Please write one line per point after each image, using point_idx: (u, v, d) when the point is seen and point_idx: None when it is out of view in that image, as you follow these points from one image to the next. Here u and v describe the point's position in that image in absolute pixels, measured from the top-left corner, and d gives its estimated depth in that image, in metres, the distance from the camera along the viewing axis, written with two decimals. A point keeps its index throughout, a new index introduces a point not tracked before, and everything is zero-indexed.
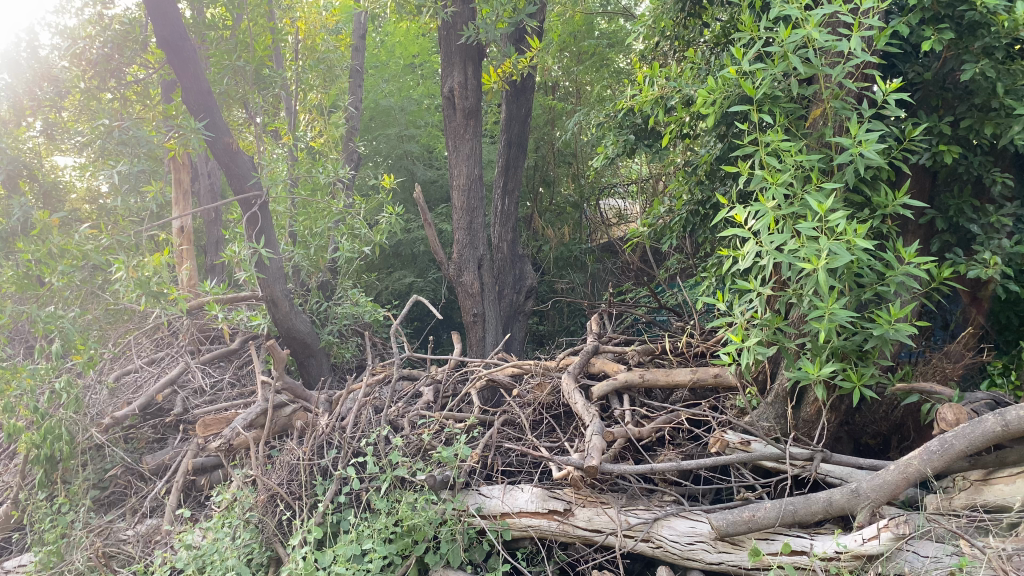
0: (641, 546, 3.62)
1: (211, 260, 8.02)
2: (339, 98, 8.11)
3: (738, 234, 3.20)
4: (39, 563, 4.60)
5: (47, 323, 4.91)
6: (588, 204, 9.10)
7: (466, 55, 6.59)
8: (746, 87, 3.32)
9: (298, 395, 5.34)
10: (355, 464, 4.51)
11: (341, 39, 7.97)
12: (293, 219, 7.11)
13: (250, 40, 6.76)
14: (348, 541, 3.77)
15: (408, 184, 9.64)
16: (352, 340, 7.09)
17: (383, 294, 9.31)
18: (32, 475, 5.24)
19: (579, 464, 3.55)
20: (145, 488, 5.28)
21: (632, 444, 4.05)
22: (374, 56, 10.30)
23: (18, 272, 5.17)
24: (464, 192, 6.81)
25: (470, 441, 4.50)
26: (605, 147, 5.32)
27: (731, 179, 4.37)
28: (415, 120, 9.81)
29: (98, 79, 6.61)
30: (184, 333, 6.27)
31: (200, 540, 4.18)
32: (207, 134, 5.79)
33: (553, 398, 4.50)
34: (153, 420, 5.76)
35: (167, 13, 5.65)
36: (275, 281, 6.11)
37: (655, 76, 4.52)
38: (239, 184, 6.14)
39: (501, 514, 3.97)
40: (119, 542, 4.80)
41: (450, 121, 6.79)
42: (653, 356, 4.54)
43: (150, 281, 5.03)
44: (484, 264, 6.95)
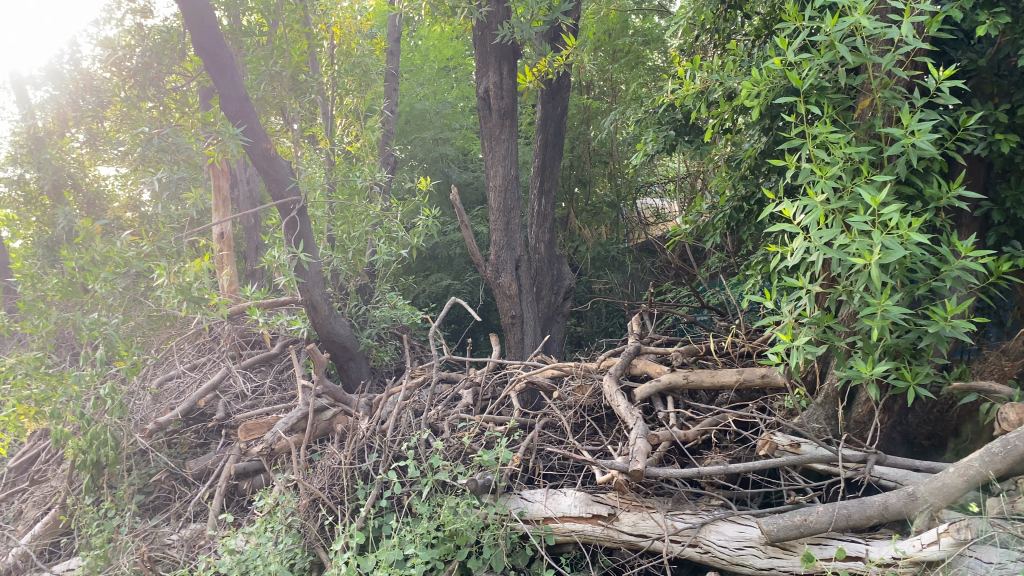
0: (689, 552, 3.53)
1: (252, 265, 8.09)
2: (374, 102, 8.13)
3: (786, 229, 3.11)
4: (87, 567, 4.67)
5: (92, 329, 4.98)
6: (625, 203, 9.05)
7: (501, 55, 6.55)
8: (792, 79, 3.23)
9: (339, 398, 5.35)
10: (396, 468, 4.48)
11: (376, 43, 7.98)
12: (331, 223, 7.13)
13: (286, 46, 6.84)
14: (389, 546, 3.75)
15: (444, 187, 9.64)
16: (391, 343, 7.10)
17: (421, 296, 9.31)
18: (79, 481, 5.31)
19: (624, 468, 3.47)
20: (188, 493, 5.31)
21: (677, 447, 3.97)
22: (408, 59, 10.32)
23: (63, 280, 5.25)
24: (501, 193, 6.74)
25: (511, 444, 4.45)
26: (644, 144, 5.26)
27: (776, 174, 4.27)
28: (450, 122, 9.82)
29: (138, 88, 6.71)
30: (225, 338, 6.32)
31: (243, 545, 4.19)
32: (245, 140, 5.81)
33: (595, 400, 4.42)
34: (196, 425, 5.82)
35: (204, 21, 5.69)
36: (314, 285, 6.12)
37: (696, 69, 4.42)
38: (278, 189, 6.16)
39: (544, 519, 3.90)
40: (164, 546, 4.82)
41: (486, 122, 6.75)
42: (698, 357, 4.45)
43: (192, 287, 5.06)
44: (522, 265, 6.88)
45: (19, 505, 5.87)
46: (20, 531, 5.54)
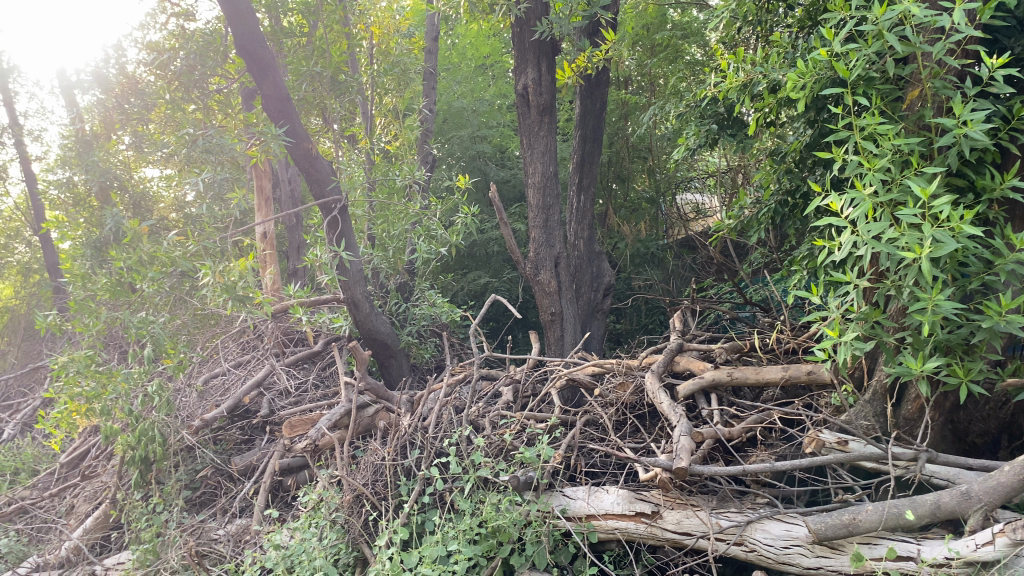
0: (734, 550, 3.49)
1: (294, 264, 8.18)
2: (413, 101, 8.17)
3: (833, 223, 3.05)
4: (136, 560, 4.73)
5: (139, 328, 5.08)
6: (664, 199, 9.07)
7: (540, 51, 6.52)
8: (840, 70, 3.17)
9: (380, 395, 5.38)
10: (438, 464, 4.50)
11: (414, 42, 8.01)
12: (371, 222, 7.19)
13: (326, 46, 7.02)
14: (432, 543, 3.76)
15: (482, 185, 9.64)
16: (430, 341, 7.14)
17: (460, 294, 9.35)
18: (129, 476, 5.43)
19: (668, 466, 3.43)
20: (234, 489, 5.39)
21: (722, 445, 3.92)
22: (446, 58, 10.39)
23: (112, 279, 5.37)
24: (540, 189, 6.73)
25: (552, 441, 4.44)
26: (685, 138, 5.21)
27: (822, 167, 4.20)
28: (487, 120, 9.83)
29: (183, 90, 6.82)
30: (269, 336, 6.42)
31: (288, 540, 4.24)
32: (287, 140, 5.87)
33: (637, 397, 4.39)
34: (241, 422, 5.92)
35: (246, 21, 5.74)
36: (356, 283, 6.17)
37: (739, 62, 4.36)
38: (320, 189, 6.22)
39: (586, 516, 3.89)
40: (211, 541, 4.90)
41: (525, 119, 6.74)
42: (741, 354, 4.40)
43: (237, 286, 5.13)
44: (561, 262, 6.86)
45: (71, 500, 6.05)
46: (72, 525, 5.67)
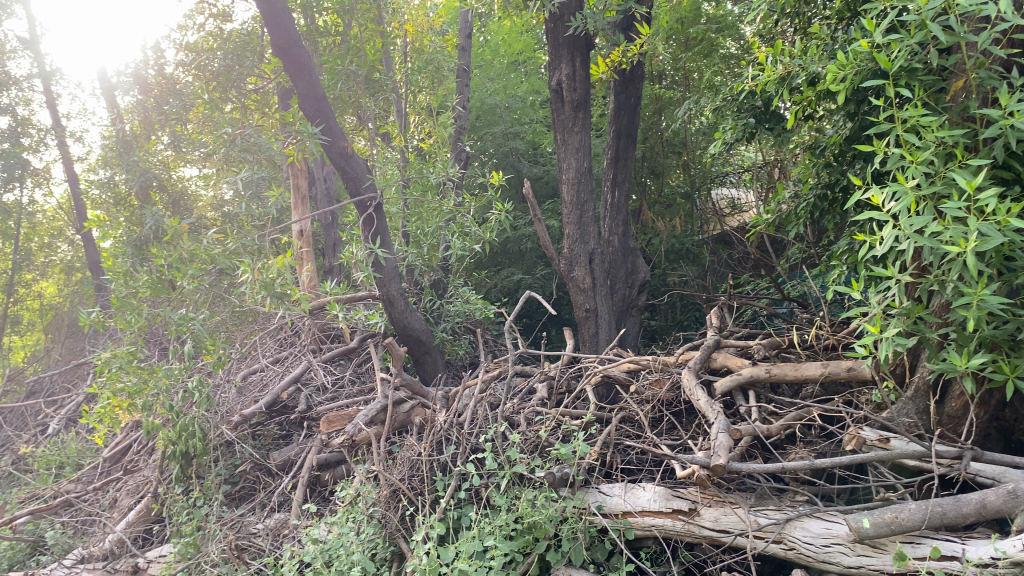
0: (773, 548, 3.46)
1: (330, 261, 8.26)
2: (446, 98, 8.19)
3: (874, 217, 3.00)
4: (177, 553, 4.82)
5: (180, 324, 5.15)
6: (700, 194, 9.02)
7: (574, 46, 6.51)
8: (881, 61, 3.11)
9: (416, 392, 5.40)
10: (474, 460, 4.52)
11: (448, 39, 8.04)
12: (405, 219, 7.23)
13: (361, 45, 7.08)
14: (469, 538, 3.77)
15: (516, 181, 9.64)
16: (465, 337, 7.16)
17: (494, 291, 9.36)
18: (170, 471, 5.54)
19: (705, 463, 3.41)
20: (272, 484, 5.46)
21: (760, 442, 3.89)
22: (478, 55, 10.41)
23: (153, 276, 5.46)
24: (574, 185, 6.70)
25: (588, 438, 4.43)
26: (722, 133, 5.16)
27: (863, 160, 4.14)
28: (520, 117, 9.82)
29: (221, 90, 6.90)
30: (306, 333, 6.49)
31: (326, 534, 4.29)
32: (323, 138, 5.91)
33: (673, 394, 4.36)
34: (279, 417, 6.00)
35: (283, 21, 5.78)
36: (391, 280, 6.21)
37: (777, 55, 4.30)
38: (355, 187, 6.26)
39: (623, 513, 3.87)
40: (251, 535, 4.96)
41: (559, 115, 6.72)
42: (780, 351, 4.35)
43: (275, 283, 5.17)
44: (596, 258, 6.83)
45: (114, 494, 6.18)
46: (115, 518, 5.78)
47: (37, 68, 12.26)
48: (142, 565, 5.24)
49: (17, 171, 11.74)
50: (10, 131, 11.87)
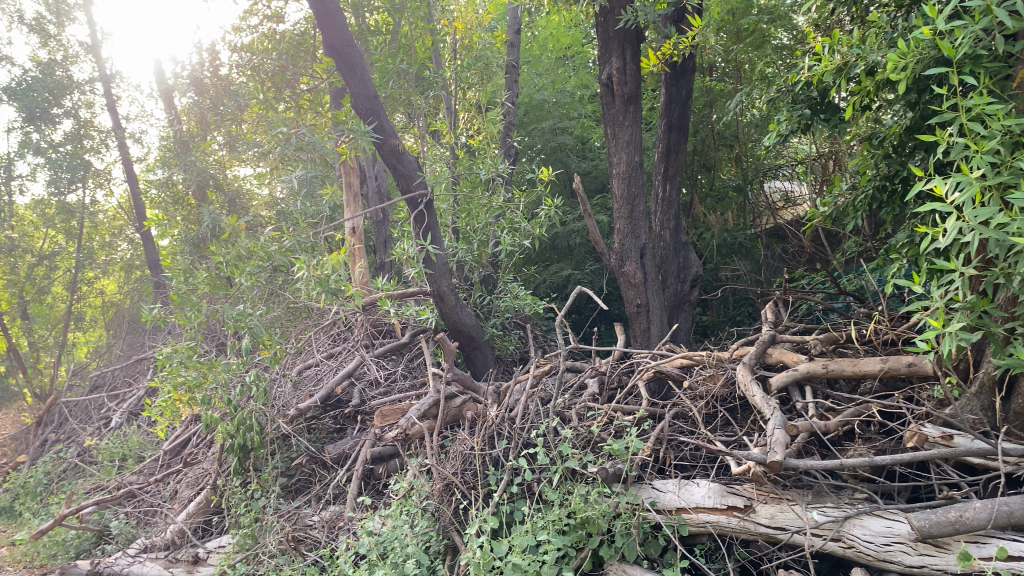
0: (831, 546, 3.40)
1: (381, 258, 8.36)
2: (496, 94, 8.20)
3: (937, 209, 2.92)
4: (237, 544, 5.00)
5: (237, 321, 5.26)
6: (752, 186, 8.79)
7: (624, 40, 6.47)
8: (945, 49, 3.04)
9: (468, 386, 5.43)
10: (526, 455, 4.52)
11: (497, 35, 8.06)
12: (455, 215, 7.27)
13: (411, 44, 7.15)
14: (522, 533, 3.78)
15: (565, 176, 9.61)
16: (514, 333, 7.19)
17: (543, 286, 9.34)
18: (228, 463, 5.70)
19: (761, 459, 3.38)
20: (328, 476, 5.55)
21: (817, 439, 3.83)
22: (526, 50, 10.40)
23: (212, 273, 5.58)
24: (625, 179, 6.66)
25: (641, 434, 4.41)
26: (776, 124, 5.07)
27: (924, 151, 4.04)
28: (569, 112, 9.78)
29: (275, 90, 7.03)
30: (359, 328, 6.59)
31: (380, 527, 4.37)
32: (375, 136, 5.97)
33: (727, 390, 4.31)
34: (333, 412, 6.11)
35: (335, 21, 5.86)
36: (441, 275, 6.26)
37: (835, 44, 4.21)
38: (407, 184, 6.31)
39: (676, 509, 3.85)
40: (307, 527, 5.05)
41: (609, 109, 6.69)
42: (837, 346, 4.27)
43: (330, 279, 5.22)
44: (647, 252, 6.78)
45: (175, 486, 6.34)
46: (176, 509, 5.95)
47: (97, 72, 12.60)
48: (202, 555, 5.36)
49: (80, 171, 12.09)
50: (74, 133, 12.24)
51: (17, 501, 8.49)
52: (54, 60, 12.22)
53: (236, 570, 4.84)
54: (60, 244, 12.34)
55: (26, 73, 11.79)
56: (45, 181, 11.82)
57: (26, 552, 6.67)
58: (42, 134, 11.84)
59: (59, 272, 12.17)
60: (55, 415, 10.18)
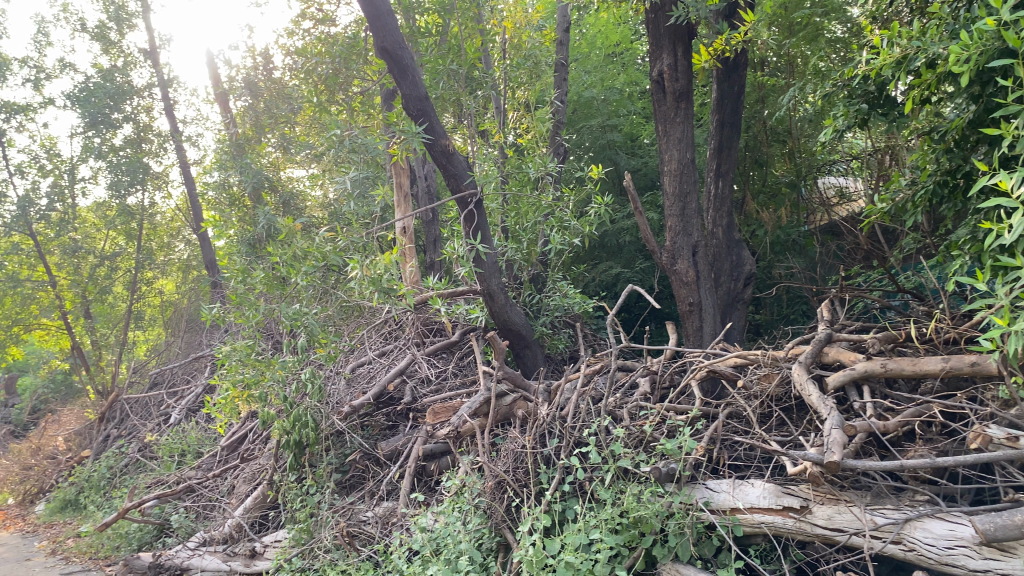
0: (891, 549, 3.34)
1: (431, 257, 8.43)
2: (545, 93, 8.22)
3: (1002, 203, 2.85)
4: (292, 538, 5.10)
5: (294, 319, 5.36)
6: (805, 183, 8.66)
7: (675, 36, 6.45)
8: (1011, 39, 2.97)
9: (518, 384, 5.38)
10: (578, 454, 4.52)
11: (546, 34, 8.08)
12: (505, 215, 7.30)
13: (461, 45, 7.21)
14: (575, 531, 3.79)
15: (614, 174, 9.56)
16: (564, 331, 7.18)
17: (592, 284, 9.30)
18: (284, 459, 5.83)
19: (819, 460, 3.33)
20: (381, 473, 5.62)
21: (876, 439, 3.76)
22: (575, 49, 10.38)
23: (269, 273, 5.69)
24: (676, 177, 6.61)
25: (694, 433, 4.38)
26: (832, 120, 4.99)
27: (988, 145, 3.94)
28: (618, 109, 9.73)
29: (328, 92, 7.13)
30: (410, 327, 6.66)
31: (433, 523, 4.44)
32: (426, 137, 6.02)
33: (783, 389, 4.25)
34: (386, 409, 6.20)
35: (386, 23, 5.93)
36: (491, 274, 6.29)
37: (893, 37, 4.13)
38: (456, 184, 6.35)
39: (731, 509, 3.81)
40: (361, 522, 5.12)
41: (660, 105, 6.65)
42: (896, 345, 4.19)
43: (382, 278, 5.29)
44: (699, 250, 6.71)
45: (232, 481, 6.49)
46: (234, 504, 6.09)
47: (156, 77, 12.95)
48: (259, 549, 5.47)
49: (140, 174, 12.33)
50: (133, 137, 12.60)
51: (81, 494, 8.79)
52: (116, 66, 12.59)
53: (293, 564, 4.96)
54: (121, 245, 12.71)
55: (88, 80, 12.19)
56: (107, 184, 12.15)
57: (91, 543, 6.90)
58: (103, 138, 12.21)
59: (120, 273, 12.48)
60: (117, 411, 10.49)
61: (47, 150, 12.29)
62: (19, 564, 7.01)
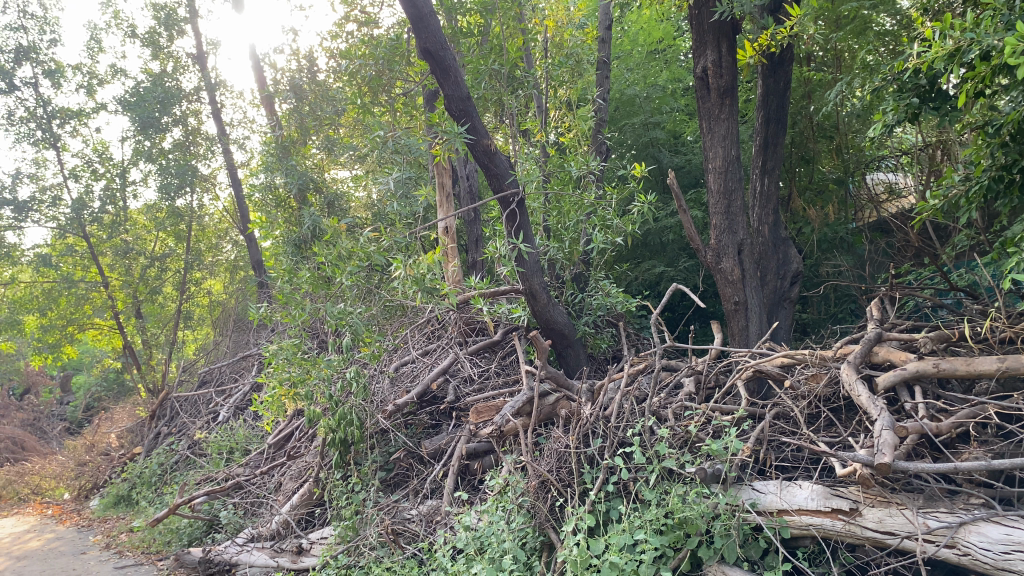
0: (945, 553, 3.26)
1: (473, 256, 8.46)
2: (587, 91, 8.17)
3: None
4: (338, 535, 5.17)
5: (339, 319, 5.42)
6: (853, 179, 8.51)
7: (720, 32, 6.40)
8: None
9: (561, 384, 5.44)
10: (621, 454, 4.49)
11: (588, 32, 8.05)
12: (546, 214, 7.29)
13: (503, 44, 7.21)
14: (619, 532, 3.77)
15: (658, 172, 9.49)
16: (607, 331, 7.15)
17: (635, 283, 9.25)
18: (329, 456, 5.90)
19: (869, 461, 3.27)
20: (425, 471, 5.65)
21: (928, 441, 3.68)
22: (617, 46, 10.33)
23: (315, 273, 5.78)
24: (721, 174, 6.54)
25: (740, 433, 4.33)
26: (882, 115, 4.89)
27: None
28: (660, 106, 9.65)
29: (371, 93, 7.19)
30: (453, 326, 6.67)
31: (477, 522, 4.47)
32: (468, 138, 6.04)
33: (831, 389, 4.18)
34: (429, 407, 6.26)
35: (429, 24, 5.96)
36: (534, 274, 6.29)
37: (946, 29, 4.04)
38: (498, 184, 6.37)
39: (778, 511, 3.75)
40: (406, 520, 5.16)
41: (705, 102, 6.60)
42: (950, 344, 4.10)
43: (426, 278, 5.31)
44: (744, 248, 6.62)
45: (279, 479, 6.57)
46: (281, 501, 6.18)
47: (203, 81, 13.19)
48: (306, 546, 5.54)
49: (189, 176, 12.54)
50: (181, 141, 12.87)
51: (134, 490, 9.01)
52: (165, 71, 12.88)
53: (338, 561, 5.02)
54: (171, 246, 12.97)
55: (139, 85, 12.49)
56: (157, 186, 12.39)
57: (144, 538, 7.07)
58: (153, 141, 12.48)
59: (169, 273, 12.71)
60: (167, 409, 10.71)
61: (99, 154, 12.61)
62: (75, 558, 7.20)
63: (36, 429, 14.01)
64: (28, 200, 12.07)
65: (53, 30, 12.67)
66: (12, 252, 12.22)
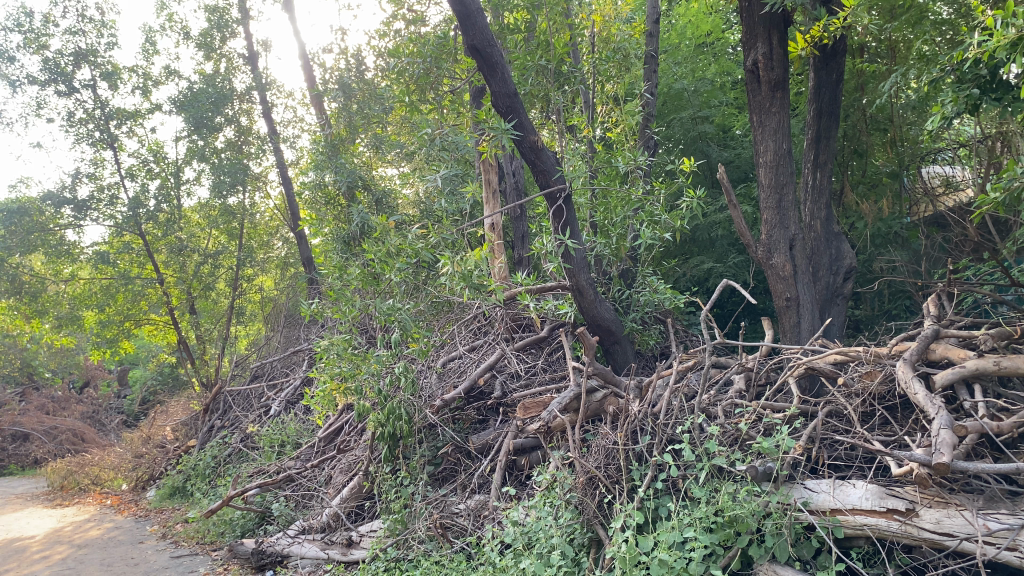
0: (1006, 555, 3.17)
1: (520, 252, 8.46)
2: (635, 86, 8.10)
3: None
4: (388, 529, 5.24)
5: (388, 315, 5.47)
6: (908, 172, 8.32)
7: (771, 24, 6.30)
8: None
9: (609, 380, 5.37)
10: (670, 451, 4.45)
11: (636, 26, 7.98)
12: (594, 210, 7.26)
13: (550, 40, 7.21)
14: (669, 529, 3.74)
15: (706, 167, 9.39)
16: (654, 327, 7.11)
17: (682, 279, 9.24)
18: (378, 450, 5.97)
19: (926, 461, 3.20)
20: (472, 466, 5.70)
21: (989, 440, 3.59)
22: (665, 40, 10.23)
23: (364, 270, 5.84)
24: (772, 168, 6.45)
25: (792, 431, 4.27)
26: (940, 106, 4.77)
27: None
28: (709, 100, 9.52)
29: (419, 91, 7.22)
30: (499, 322, 6.68)
31: (524, 517, 4.49)
32: (515, 134, 6.05)
33: (887, 387, 4.10)
34: (476, 403, 6.29)
35: (476, 21, 5.96)
36: (580, 271, 6.26)
37: (1008, 18, 3.90)
38: (545, 179, 6.36)
39: (831, 510, 3.68)
40: (453, 514, 5.20)
41: (755, 96, 6.50)
42: (1010, 342, 3.99)
43: (473, 274, 5.33)
44: (796, 244, 6.52)
45: (329, 472, 6.68)
46: (332, 493, 6.28)
47: (253, 81, 13.40)
48: (355, 538, 5.63)
49: (240, 175, 12.75)
50: (233, 140, 13.12)
51: (188, 483, 9.24)
52: (218, 71, 13.15)
53: (387, 553, 5.07)
54: (223, 243, 13.21)
55: (192, 85, 12.78)
56: (210, 185, 12.60)
57: (198, 529, 7.25)
58: (206, 141, 12.75)
59: (222, 270, 12.97)
60: (221, 402, 10.95)
61: (154, 154, 12.92)
62: (133, 547, 7.40)
63: (95, 421, 14.44)
64: (87, 199, 12.43)
65: (111, 33, 12.99)
66: (72, 250, 12.61)
